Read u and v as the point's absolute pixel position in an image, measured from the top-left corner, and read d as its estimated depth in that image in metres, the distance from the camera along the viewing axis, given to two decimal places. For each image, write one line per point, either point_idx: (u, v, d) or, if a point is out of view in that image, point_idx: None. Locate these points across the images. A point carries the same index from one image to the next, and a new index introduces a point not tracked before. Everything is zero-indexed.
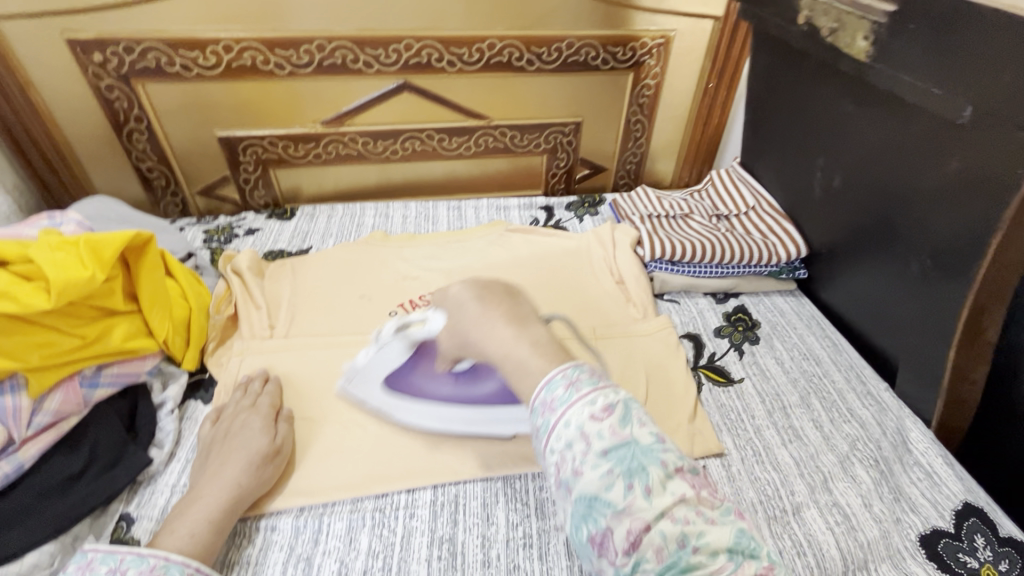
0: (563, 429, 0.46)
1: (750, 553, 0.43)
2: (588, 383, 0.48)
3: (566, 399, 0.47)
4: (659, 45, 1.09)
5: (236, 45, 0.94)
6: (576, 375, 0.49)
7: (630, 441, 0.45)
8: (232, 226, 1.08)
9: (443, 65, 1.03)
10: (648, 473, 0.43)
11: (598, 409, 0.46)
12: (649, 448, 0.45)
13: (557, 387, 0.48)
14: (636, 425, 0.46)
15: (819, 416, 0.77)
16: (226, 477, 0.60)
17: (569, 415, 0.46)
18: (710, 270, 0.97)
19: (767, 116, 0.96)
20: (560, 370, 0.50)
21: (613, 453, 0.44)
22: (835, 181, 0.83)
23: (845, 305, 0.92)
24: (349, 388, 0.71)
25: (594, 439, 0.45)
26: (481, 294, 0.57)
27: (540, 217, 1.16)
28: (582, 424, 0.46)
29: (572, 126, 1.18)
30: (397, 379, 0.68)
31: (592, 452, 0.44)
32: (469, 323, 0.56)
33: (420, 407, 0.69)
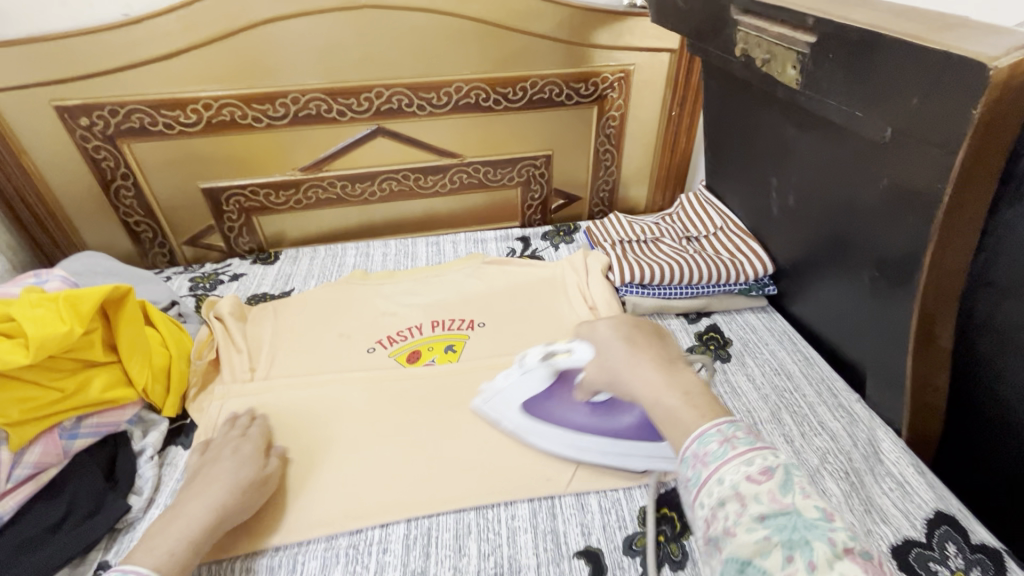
0: (714, 487, 0.39)
1: None
2: (745, 441, 0.41)
3: (721, 453, 0.40)
4: (620, 79, 1.14)
5: (215, 103, 1.00)
6: (733, 431, 0.42)
7: (793, 511, 0.36)
8: (218, 273, 1.12)
9: (414, 109, 1.08)
10: (815, 549, 0.34)
11: (755, 470, 0.38)
12: (816, 522, 0.35)
13: (711, 441, 0.42)
14: (800, 494, 0.37)
15: (790, 431, 0.78)
16: (208, 495, 0.61)
17: (722, 471, 0.39)
18: (680, 291, 1.00)
19: (724, 141, 1.00)
20: (703, 429, 0.43)
21: (773, 520, 0.35)
22: (790, 199, 0.87)
23: (815, 319, 0.94)
24: (486, 408, 0.77)
25: (749, 501, 0.37)
26: (628, 336, 0.57)
27: (517, 248, 1.20)
28: (737, 485, 0.38)
29: (543, 159, 1.22)
30: (535, 405, 0.73)
31: (748, 514, 0.36)
32: (619, 361, 0.56)
33: (553, 434, 0.72)
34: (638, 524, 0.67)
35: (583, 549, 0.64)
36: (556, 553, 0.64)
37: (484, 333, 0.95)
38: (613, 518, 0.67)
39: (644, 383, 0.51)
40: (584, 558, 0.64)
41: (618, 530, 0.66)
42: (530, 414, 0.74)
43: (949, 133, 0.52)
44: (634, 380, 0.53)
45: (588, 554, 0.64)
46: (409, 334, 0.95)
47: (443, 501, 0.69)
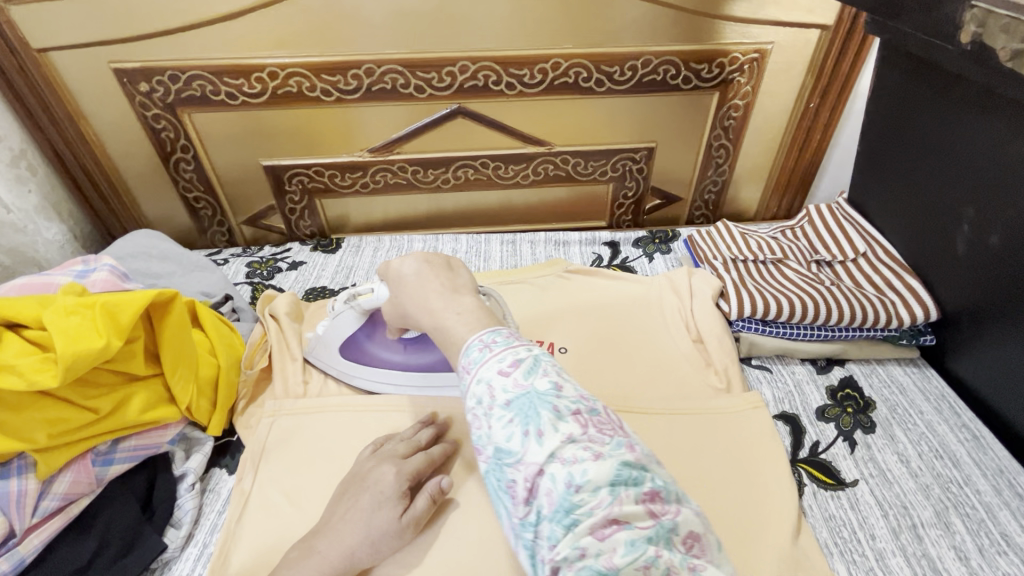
0: (476, 390, 0.44)
1: (639, 484, 0.38)
2: (501, 345, 0.46)
3: (478, 362, 0.45)
4: (752, 60, 0.94)
5: (282, 71, 0.88)
6: (492, 339, 0.47)
7: (529, 390, 0.42)
8: (276, 259, 1.03)
9: (502, 88, 0.93)
10: (541, 417, 0.40)
11: (506, 365, 0.44)
12: (545, 393, 0.41)
13: (473, 351, 0.47)
14: (540, 374, 0.43)
15: (963, 543, 0.60)
16: (343, 536, 0.55)
17: (481, 373, 0.44)
18: (810, 332, 0.82)
19: (895, 149, 0.81)
20: (477, 337, 0.48)
21: (515, 403, 0.41)
22: (992, 237, 0.67)
23: (987, 387, 0.73)
24: (236, 350, 0.81)
25: (498, 393, 0.42)
26: (423, 264, 0.57)
27: (604, 254, 1.04)
28: (489, 384, 0.43)
29: (644, 152, 1.04)
30: (352, 346, 0.76)
31: (496, 404, 0.42)
32: (407, 291, 0.56)
33: (376, 372, 0.76)
34: None
35: None
36: None
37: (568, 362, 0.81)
38: None
39: (430, 308, 0.53)
40: None
41: None
42: (350, 357, 0.77)
43: None
44: (418, 306, 0.55)
45: None
46: None
47: None
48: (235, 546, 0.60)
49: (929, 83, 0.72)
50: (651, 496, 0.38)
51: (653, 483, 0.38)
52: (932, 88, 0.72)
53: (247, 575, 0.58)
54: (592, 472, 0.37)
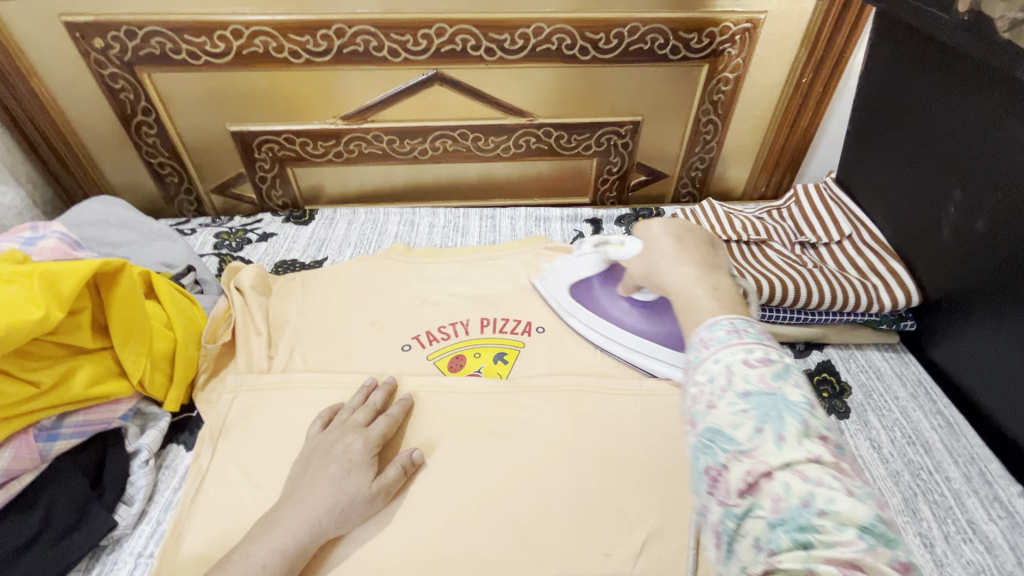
0: (709, 366, 0.36)
1: (891, 544, 0.29)
2: (754, 335, 0.37)
3: (724, 343, 0.36)
4: (744, 30, 0.90)
5: (247, 30, 0.83)
6: (745, 326, 0.38)
7: (777, 392, 0.33)
8: (246, 230, 0.99)
9: (480, 53, 0.88)
10: (786, 424, 0.31)
11: (754, 355, 0.35)
12: (799, 402, 0.32)
13: (717, 329, 0.38)
14: (792, 380, 0.34)
15: (928, 530, 0.60)
16: (306, 508, 0.53)
17: (719, 353, 0.36)
18: (790, 315, 0.80)
19: (886, 127, 0.78)
20: (704, 325, 0.39)
21: (756, 397, 0.33)
22: (978, 222, 0.64)
23: (964, 374, 0.72)
24: (541, 286, 0.85)
25: (736, 379, 0.34)
26: (680, 234, 0.51)
27: (585, 232, 1.01)
28: (729, 365, 0.35)
29: (630, 126, 1.00)
30: (585, 290, 0.79)
31: (732, 389, 0.34)
32: (659, 256, 0.51)
33: (596, 322, 0.78)
34: None
35: None
36: None
37: (541, 342, 0.79)
38: None
39: (677, 276, 0.47)
40: None
41: None
42: (581, 298, 0.80)
43: None
44: (666, 274, 0.49)
45: None
46: (452, 333, 0.80)
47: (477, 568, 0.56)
48: (189, 524, 0.58)
49: (921, 57, 0.69)
50: (901, 561, 0.28)
51: (905, 549, 0.29)
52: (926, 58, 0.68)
53: (201, 554, 0.56)
54: (841, 504, 0.29)
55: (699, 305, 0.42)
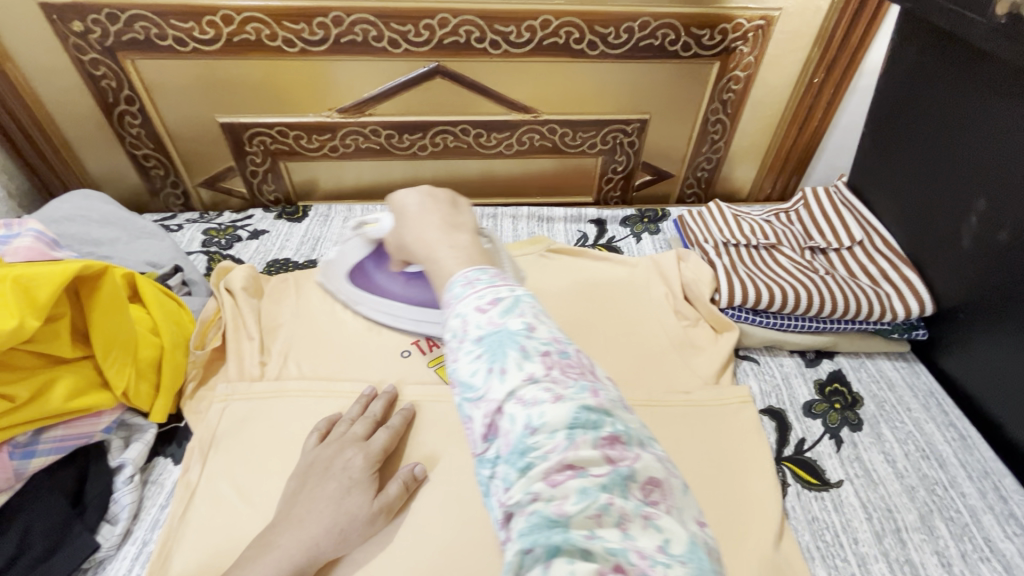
0: (451, 321, 0.35)
1: (599, 429, 0.29)
2: (484, 282, 0.36)
3: (459, 294, 0.36)
4: (757, 28, 0.87)
5: (238, 16, 0.78)
6: (478, 276, 0.37)
7: (501, 330, 0.33)
8: (236, 227, 0.95)
9: (485, 46, 0.84)
10: (506, 355, 0.31)
11: (483, 300, 0.35)
12: (517, 332, 0.32)
13: (455, 287, 0.37)
14: (516, 314, 0.33)
15: (946, 549, 0.58)
16: (304, 530, 0.50)
17: (458, 307, 0.35)
18: (801, 323, 0.78)
19: (903, 133, 0.76)
20: (458, 277, 0.38)
21: (487, 340, 0.32)
22: (1002, 233, 0.63)
23: (977, 387, 0.71)
24: (326, 280, 0.80)
25: (470, 330, 0.33)
26: (422, 199, 0.48)
27: (589, 233, 0.99)
28: (463, 316, 0.34)
29: (637, 124, 0.97)
30: (361, 275, 0.76)
31: (467, 339, 0.33)
32: (406, 227, 0.47)
33: (379, 303, 0.76)
34: None
35: None
36: None
37: None
38: None
39: (424, 240, 0.44)
40: None
41: None
42: (356, 283, 0.76)
43: None
44: (413, 241, 0.46)
45: None
46: None
47: None
48: (177, 544, 0.55)
49: (951, 59, 0.67)
50: (611, 441, 0.29)
51: (615, 426, 0.29)
52: (954, 62, 0.66)
53: None
54: (550, 415, 0.29)
55: (443, 268, 0.40)
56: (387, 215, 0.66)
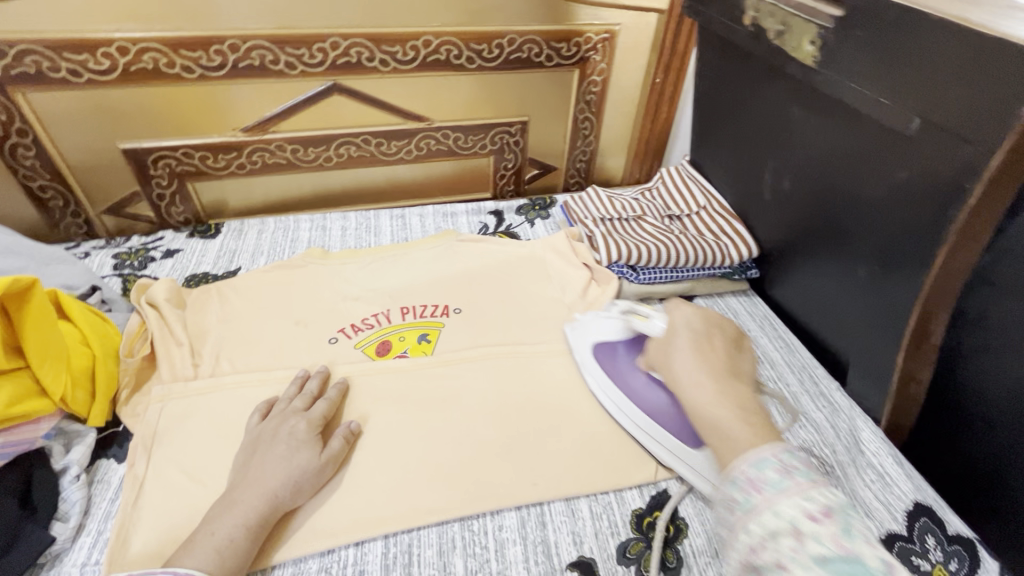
0: (766, 515, 0.42)
1: None
2: (804, 475, 0.43)
3: (774, 483, 0.43)
4: (604, 40, 1.05)
5: (133, 46, 0.83)
6: (790, 461, 0.45)
7: (854, 557, 0.38)
8: (148, 249, 0.98)
9: (376, 64, 0.95)
10: None
11: (815, 510, 0.41)
12: (875, 570, 0.37)
13: (768, 469, 0.44)
14: (861, 539, 0.39)
15: (776, 424, 0.78)
16: (257, 483, 0.58)
17: (776, 502, 0.42)
18: (665, 274, 0.96)
19: (712, 118, 0.95)
20: (740, 465, 0.46)
21: (833, 564, 0.38)
22: (785, 184, 0.82)
23: (795, 306, 0.92)
24: (569, 335, 0.83)
25: (808, 540, 0.39)
26: (697, 336, 0.62)
27: (489, 223, 1.12)
28: (791, 517, 0.41)
29: (519, 126, 1.12)
30: (609, 352, 0.77)
31: (805, 551, 0.39)
32: (680, 353, 0.61)
33: (607, 384, 0.75)
34: (631, 530, 0.64)
35: (577, 561, 0.61)
36: (548, 567, 0.60)
37: (460, 321, 0.88)
38: (604, 523, 0.64)
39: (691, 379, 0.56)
40: (578, 570, 0.60)
41: (612, 537, 0.63)
42: (597, 356, 0.77)
43: (987, 130, 0.47)
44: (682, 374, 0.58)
45: (581, 565, 0.60)
46: (376, 322, 0.87)
47: (423, 515, 0.63)
48: (133, 528, 0.60)
49: (717, 58, 0.87)
50: None
51: None
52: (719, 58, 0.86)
53: (151, 553, 0.58)
54: None
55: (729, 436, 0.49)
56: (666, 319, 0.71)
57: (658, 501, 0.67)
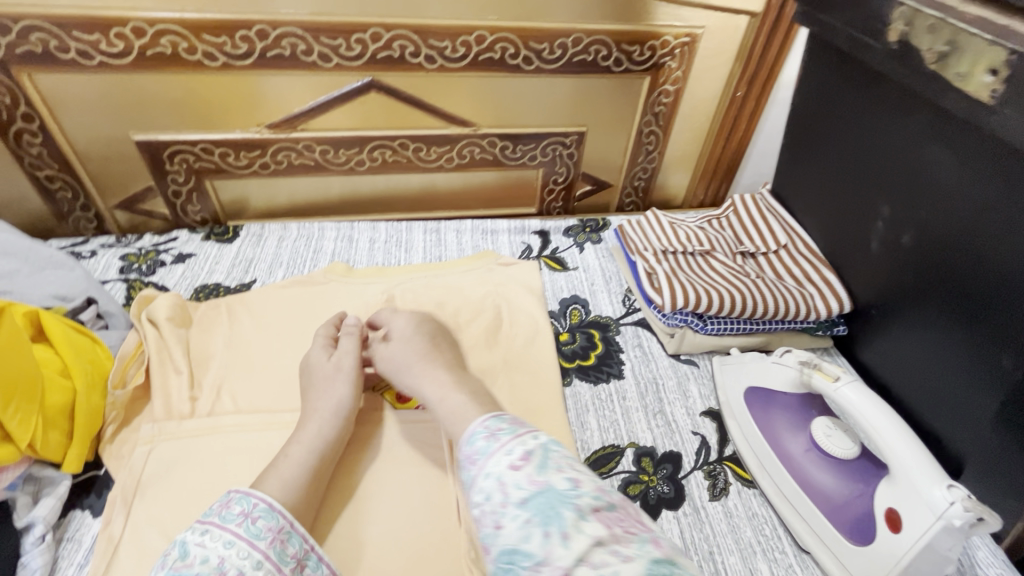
0: (483, 483, 0.43)
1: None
2: (506, 433, 0.46)
3: (484, 448, 0.45)
4: (683, 44, 0.91)
5: (150, 28, 0.74)
6: (496, 426, 0.47)
7: (547, 488, 0.40)
8: (159, 252, 0.89)
9: (420, 60, 0.83)
10: (564, 518, 0.38)
11: (515, 457, 0.43)
12: (564, 492, 0.40)
13: (477, 440, 0.47)
14: (553, 470, 0.42)
15: None
16: None
17: (489, 465, 0.44)
18: (738, 325, 0.82)
19: (809, 143, 0.81)
20: (462, 445, 0.48)
21: (531, 501, 0.40)
22: (903, 238, 0.67)
23: (886, 373, 0.76)
24: (726, 371, 0.76)
25: (511, 488, 0.41)
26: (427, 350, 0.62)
27: (533, 244, 0.99)
28: (500, 475, 0.42)
29: (575, 137, 0.99)
30: (763, 400, 0.68)
31: (511, 501, 0.41)
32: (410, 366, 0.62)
33: (757, 438, 0.67)
34: None
35: None
36: None
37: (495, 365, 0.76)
38: None
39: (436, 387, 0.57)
40: None
41: None
42: (750, 400, 0.70)
43: None
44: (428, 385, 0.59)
45: None
46: None
47: None
48: None
49: (827, 79, 0.74)
50: None
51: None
52: (830, 80, 0.73)
53: None
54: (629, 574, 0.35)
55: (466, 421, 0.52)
56: (858, 390, 0.58)
57: None
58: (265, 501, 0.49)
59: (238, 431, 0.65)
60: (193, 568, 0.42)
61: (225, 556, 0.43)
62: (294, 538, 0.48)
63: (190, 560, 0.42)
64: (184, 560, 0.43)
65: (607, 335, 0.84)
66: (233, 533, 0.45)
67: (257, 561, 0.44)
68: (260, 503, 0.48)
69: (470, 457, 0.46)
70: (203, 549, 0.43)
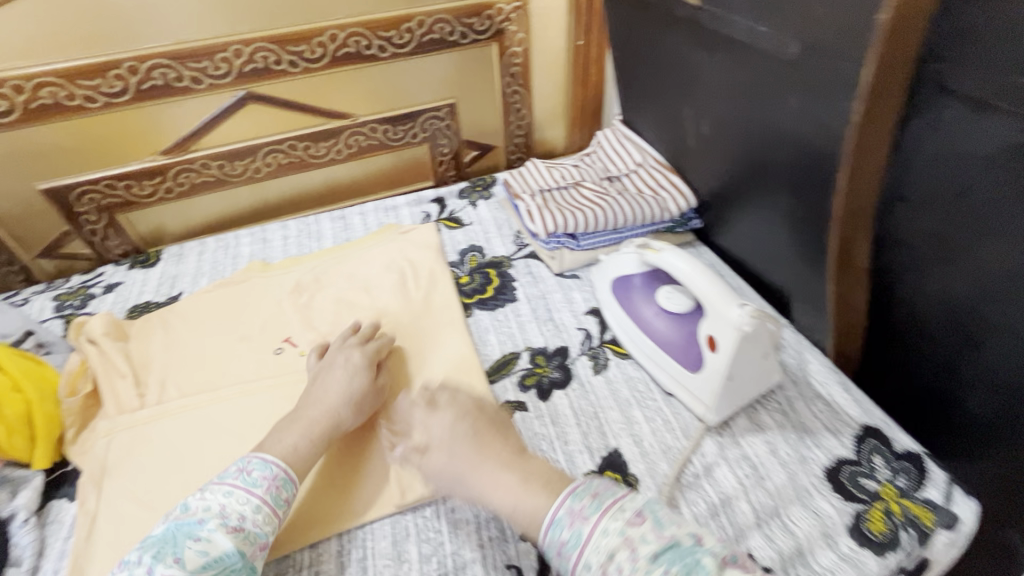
0: (600, 539, 0.45)
1: None
2: (610, 491, 0.48)
3: (593, 507, 0.47)
4: (516, 9, 1.03)
5: (28, 83, 0.82)
6: (597, 485, 0.49)
7: (676, 542, 0.43)
8: (88, 287, 0.97)
9: (284, 66, 0.93)
10: (706, 565, 0.41)
11: (631, 515, 0.45)
12: (694, 545, 0.43)
13: (583, 496, 0.48)
14: (675, 525, 0.45)
15: None
16: None
17: (602, 523, 0.45)
18: (607, 237, 0.95)
19: (632, 71, 0.94)
20: (562, 502, 0.48)
21: (665, 556, 0.42)
22: (705, 129, 0.81)
23: (735, 247, 0.90)
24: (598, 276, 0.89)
25: (639, 544, 0.43)
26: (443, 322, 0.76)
27: (432, 211, 1.11)
28: (623, 532, 0.44)
29: (446, 109, 1.10)
30: (623, 287, 0.81)
31: (641, 556, 0.43)
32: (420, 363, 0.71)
33: (624, 318, 0.80)
34: None
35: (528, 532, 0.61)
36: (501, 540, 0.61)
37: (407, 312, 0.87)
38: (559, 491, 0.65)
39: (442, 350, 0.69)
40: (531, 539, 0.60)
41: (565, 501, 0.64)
42: (615, 291, 0.83)
43: (856, 47, 0.51)
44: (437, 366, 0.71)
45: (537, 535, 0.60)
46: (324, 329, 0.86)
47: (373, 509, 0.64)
48: (88, 560, 0.60)
49: (623, 13, 0.87)
50: None
51: None
52: (625, 14, 0.86)
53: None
54: None
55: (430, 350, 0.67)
56: (676, 253, 0.71)
57: (611, 461, 0.67)
58: (257, 456, 0.59)
59: (186, 410, 0.75)
60: (198, 515, 0.52)
61: (225, 504, 0.54)
62: (287, 483, 0.59)
63: (194, 509, 0.53)
64: (188, 510, 0.53)
65: (501, 271, 0.96)
66: (230, 485, 0.55)
67: (252, 505, 0.55)
68: (252, 459, 0.59)
69: (572, 510, 0.47)
70: (204, 500, 0.54)
